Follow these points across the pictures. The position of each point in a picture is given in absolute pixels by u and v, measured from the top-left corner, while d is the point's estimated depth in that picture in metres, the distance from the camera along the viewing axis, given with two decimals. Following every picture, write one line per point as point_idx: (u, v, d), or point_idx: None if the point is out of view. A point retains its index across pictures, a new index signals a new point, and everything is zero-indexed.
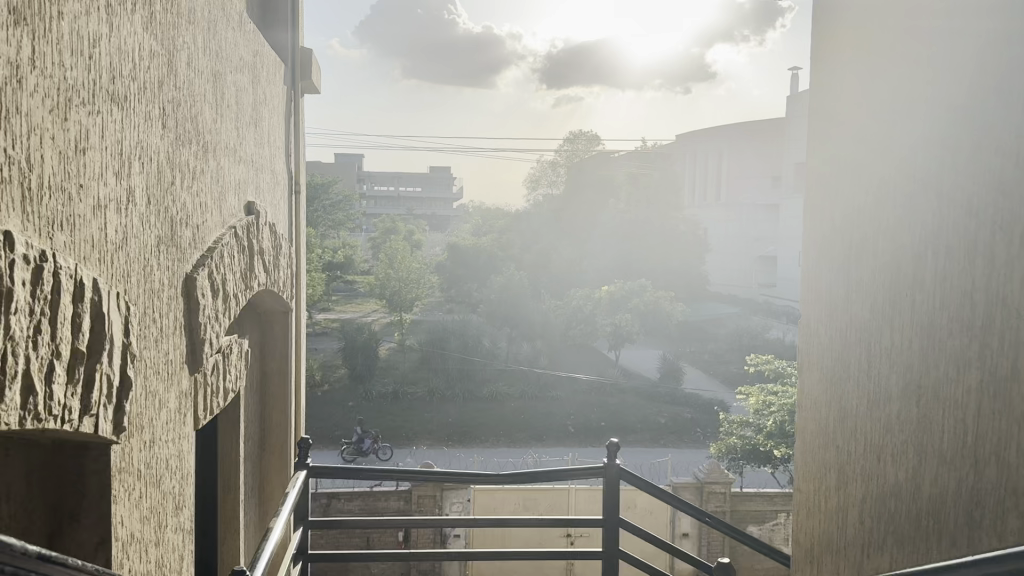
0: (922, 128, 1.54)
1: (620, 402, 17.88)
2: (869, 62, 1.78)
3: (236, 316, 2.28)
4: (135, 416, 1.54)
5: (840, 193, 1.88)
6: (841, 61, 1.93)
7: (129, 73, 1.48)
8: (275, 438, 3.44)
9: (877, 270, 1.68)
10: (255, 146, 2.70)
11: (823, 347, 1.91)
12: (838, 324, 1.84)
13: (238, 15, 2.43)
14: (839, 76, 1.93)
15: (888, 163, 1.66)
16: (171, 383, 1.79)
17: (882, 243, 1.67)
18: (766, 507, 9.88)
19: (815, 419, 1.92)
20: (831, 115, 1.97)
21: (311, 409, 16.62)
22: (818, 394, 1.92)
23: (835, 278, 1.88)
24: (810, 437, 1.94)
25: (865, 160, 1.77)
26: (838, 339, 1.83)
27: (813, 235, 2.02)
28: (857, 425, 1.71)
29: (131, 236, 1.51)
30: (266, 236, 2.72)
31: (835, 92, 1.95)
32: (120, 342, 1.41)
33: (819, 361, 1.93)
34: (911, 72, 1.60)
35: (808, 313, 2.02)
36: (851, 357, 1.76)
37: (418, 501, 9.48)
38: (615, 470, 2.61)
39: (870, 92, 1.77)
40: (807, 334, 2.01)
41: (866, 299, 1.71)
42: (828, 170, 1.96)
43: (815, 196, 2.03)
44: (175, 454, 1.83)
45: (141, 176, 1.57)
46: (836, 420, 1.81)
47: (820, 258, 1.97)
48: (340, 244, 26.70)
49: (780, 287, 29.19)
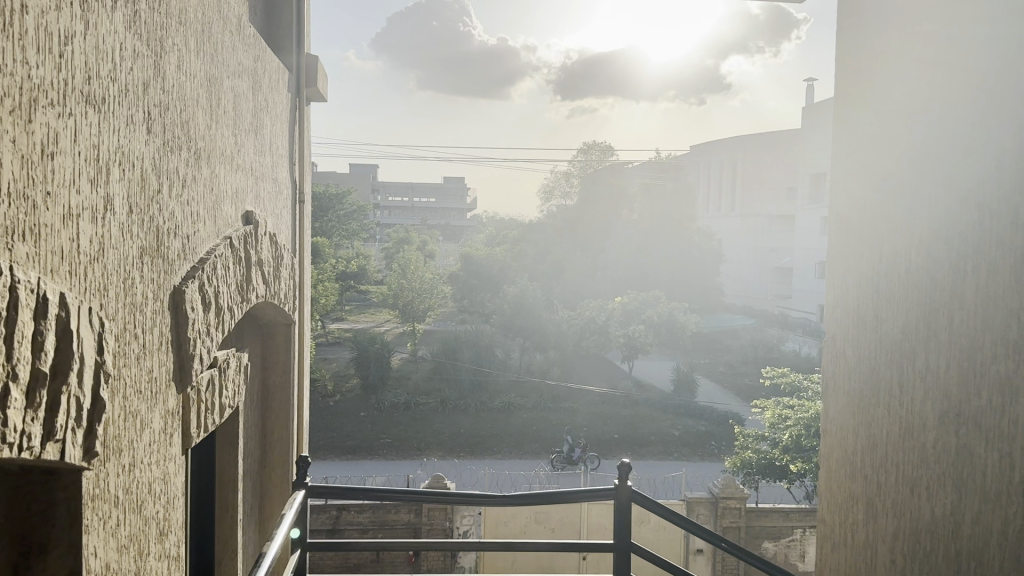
0: (960, 137, 1.44)
1: (634, 414, 17.69)
2: (896, 68, 1.68)
3: (229, 330, 2.19)
4: (112, 438, 1.45)
5: (866, 207, 1.77)
6: (868, 65, 1.81)
7: (108, 73, 1.40)
8: (276, 453, 3.33)
9: (908, 289, 1.58)
10: (255, 154, 2.62)
11: (848, 369, 1.79)
12: (866, 344, 1.72)
13: (237, 18, 2.35)
14: (863, 84, 1.83)
15: (921, 174, 1.55)
16: (156, 402, 1.70)
17: (915, 258, 1.56)
18: (782, 523, 9.66)
19: (842, 445, 1.80)
20: (854, 122, 1.86)
21: (323, 418, 16.57)
22: (844, 420, 1.80)
23: (862, 295, 1.76)
24: (835, 464, 1.83)
25: (894, 172, 1.66)
26: (866, 360, 1.72)
27: (836, 249, 1.91)
28: (887, 457, 1.60)
29: (109, 247, 1.42)
30: (265, 246, 2.63)
31: (858, 101, 1.85)
32: (93, 360, 1.32)
33: (845, 386, 1.81)
34: (943, 80, 1.50)
35: (830, 332, 1.91)
36: (881, 380, 1.65)
37: (429, 514, 9.30)
38: (627, 492, 2.47)
39: (897, 101, 1.67)
40: (830, 354, 1.90)
41: (897, 318, 1.60)
42: (852, 183, 1.85)
43: (837, 209, 1.92)
44: (160, 477, 1.74)
45: (122, 182, 1.48)
46: (865, 448, 1.69)
47: (845, 274, 1.86)
48: (354, 254, 26.74)
49: (796, 299, 28.89)
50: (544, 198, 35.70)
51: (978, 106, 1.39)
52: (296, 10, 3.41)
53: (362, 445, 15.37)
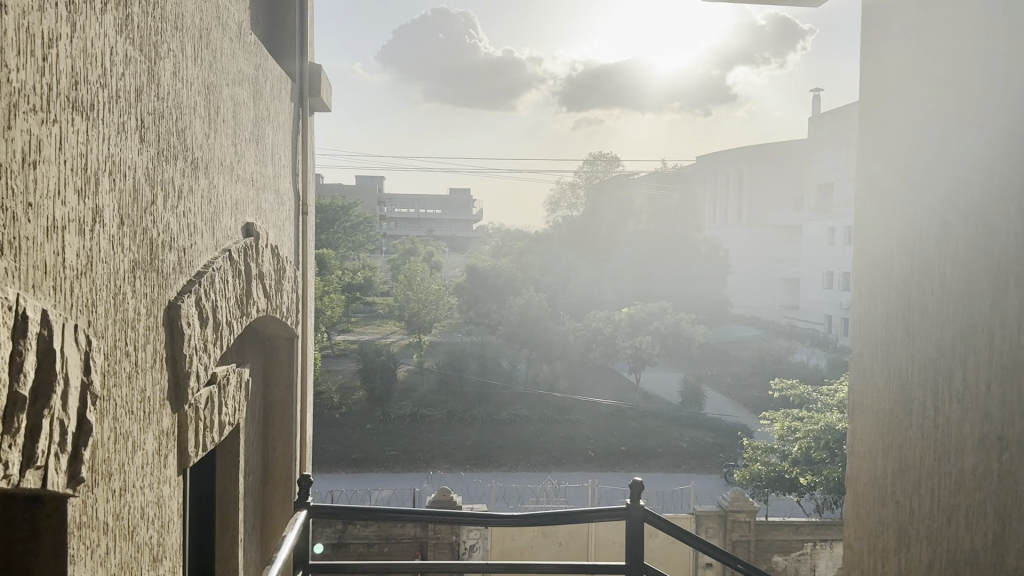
0: (995, 153, 1.39)
1: (641, 426, 17.53)
2: (920, 78, 1.64)
3: (228, 345, 2.12)
4: (100, 461, 1.38)
5: (888, 221, 1.73)
6: (892, 75, 1.76)
7: (97, 78, 1.33)
8: (279, 470, 3.25)
9: (939, 306, 1.52)
10: (256, 164, 2.55)
11: (876, 389, 1.73)
12: (894, 363, 1.66)
13: (237, 25, 2.29)
14: (884, 94, 1.79)
15: (953, 188, 1.50)
16: (149, 423, 1.63)
17: (948, 271, 1.50)
18: (793, 537, 9.49)
19: (869, 469, 1.73)
20: (877, 131, 1.80)
21: (328, 431, 16.46)
22: (871, 440, 1.74)
23: (889, 311, 1.70)
24: (862, 486, 1.76)
25: (923, 184, 1.60)
26: (895, 380, 1.66)
27: (858, 264, 1.86)
28: (921, 482, 1.53)
29: (97, 261, 1.35)
30: (266, 258, 2.56)
31: (877, 113, 1.80)
32: (78, 382, 1.25)
33: (871, 407, 1.75)
34: (973, 91, 1.46)
35: (855, 350, 1.85)
36: (911, 401, 1.59)
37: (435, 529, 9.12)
38: (639, 512, 2.38)
39: (921, 111, 1.63)
40: (856, 373, 1.83)
41: (929, 335, 1.54)
42: (875, 197, 1.80)
43: (859, 222, 1.87)
44: (154, 502, 1.67)
45: (112, 192, 1.41)
46: (896, 471, 1.63)
47: (870, 290, 1.80)
48: (360, 266, 26.72)
49: (804, 310, 28.70)
50: (550, 210, 35.65)
51: (1009, 116, 1.36)
52: (297, 17, 3.35)
53: (368, 458, 15.25)
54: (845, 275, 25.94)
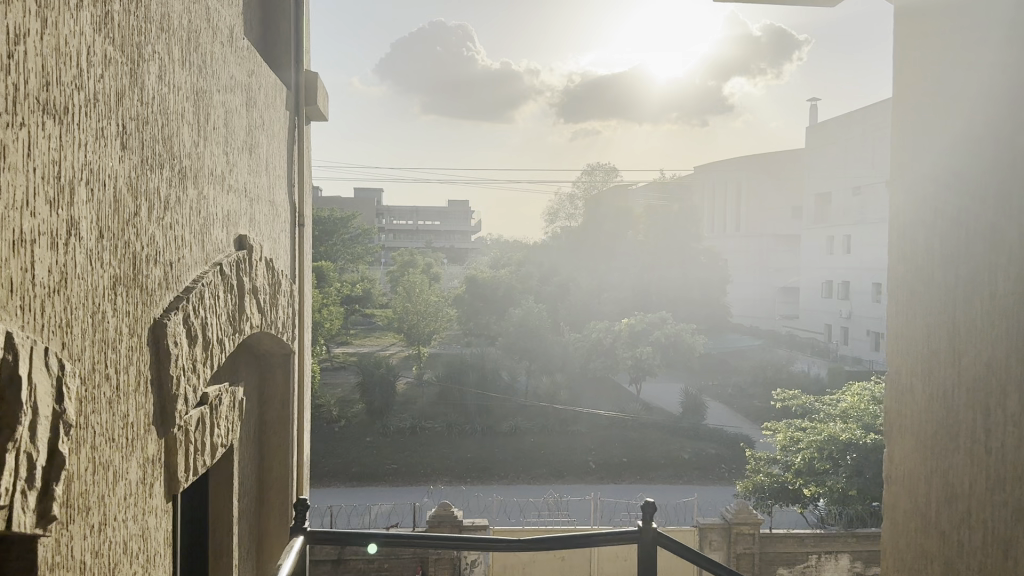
0: None
1: (642, 437, 17.38)
2: (966, 92, 1.63)
3: (219, 364, 2.01)
4: (77, 496, 1.27)
5: (932, 239, 1.73)
6: (936, 87, 1.75)
7: (71, 81, 1.23)
8: (273, 493, 3.13)
9: (990, 325, 1.51)
10: (249, 174, 2.44)
11: (920, 411, 1.73)
12: (941, 382, 1.65)
13: (228, 30, 2.20)
14: (921, 109, 1.79)
15: (1002, 207, 1.50)
16: (131, 451, 1.51)
17: (998, 292, 1.49)
18: (797, 549, 9.34)
19: (914, 492, 1.76)
20: (921, 145, 1.79)
21: (327, 444, 16.29)
22: (915, 460, 1.74)
23: (935, 330, 1.70)
24: (908, 507, 1.76)
25: (970, 202, 1.60)
26: (939, 401, 1.65)
27: (895, 283, 1.89)
28: (972, 512, 1.53)
29: (73, 276, 1.25)
30: (261, 272, 2.46)
31: (920, 126, 1.79)
32: (48, 411, 1.14)
33: (913, 430, 1.77)
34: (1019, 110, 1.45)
35: (895, 367, 1.85)
36: (960, 425, 1.58)
37: (435, 563, 8.96)
38: (651, 536, 2.26)
39: (968, 125, 1.62)
40: (899, 390, 1.83)
41: (976, 353, 1.54)
42: (918, 213, 1.79)
43: (897, 238, 1.88)
44: (138, 534, 1.56)
45: (90, 203, 1.31)
46: (946, 496, 1.62)
47: (914, 307, 1.79)
48: (358, 278, 26.61)
49: (804, 320, 28.59)
50: (548, 220, 35.56)
51: None
52: (293, 24, 3.26)
53: (368, 471, 15.09)
54: (844, 284, 25.83)
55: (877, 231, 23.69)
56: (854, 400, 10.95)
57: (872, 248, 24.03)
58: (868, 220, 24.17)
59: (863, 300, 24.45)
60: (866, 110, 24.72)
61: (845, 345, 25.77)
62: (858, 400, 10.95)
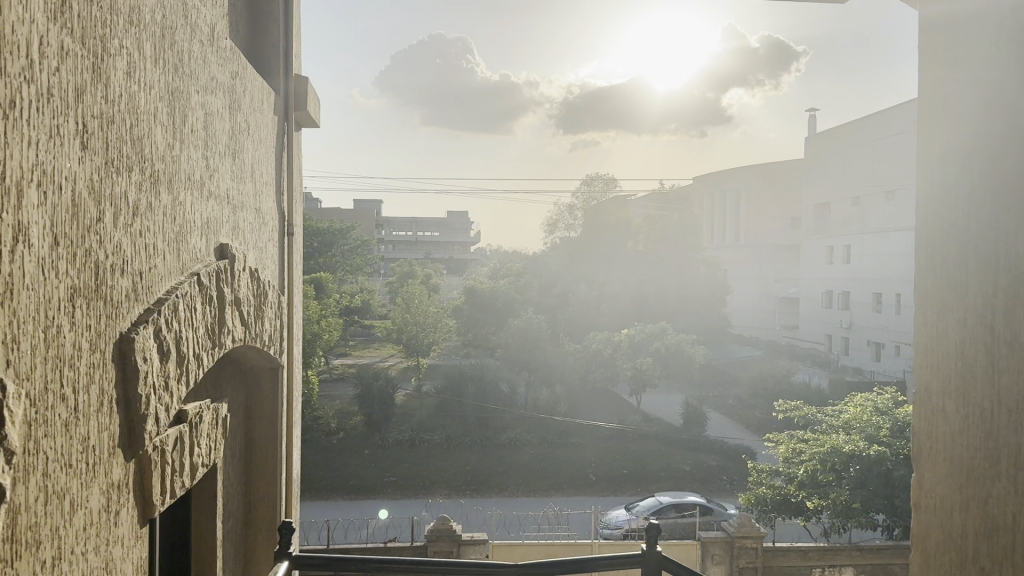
0: None
1: (642, 449, 17.21)
2: (1006, 87, 1.54)
3: (195, 380, 1.89)
4: (23, 535, 1.15)
5: (966, 249, 1.64)
6: (971, 84, 1.66)
7: (17, 71, 1.12)
8: (261, 515, 3.00)
9: None
10: (231, 181, 2.32)
11: (956, 433, 1.63)
12: (982, 399, 1.55)
13: (209, 28, 2.09)
14: (955, 107, 1.70)
15: None
16: (93, 478, 1.39)
17: None
18: (800, 563, 9.17)
19: (948, 518, 1.67)
20: (955, 145, 1.70)
21: (326, 458, 16.10)
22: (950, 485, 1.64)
23: (971, 344, 1.60)
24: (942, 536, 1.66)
25: (1013, 209, 1.50)
26: (980, 420, 1.56)
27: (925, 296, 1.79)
28: (1016, 544, 1.43)
29: (19, 289, 1.13)
30: (245, 283, 2.35)
31: (954, 126, 1.70)
32: None
33: (946, 451, 1.67)
34: None
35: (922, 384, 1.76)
36: (1002, 446, 1.48)
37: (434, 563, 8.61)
38: (655, 560, 2.13)
39: (1007, 126, 1.53)
40: (933, 408, 1.73)
41: (1017, 369, 1.44)
42: (952, 220, 1.70)
43: (927, 247, 1.79)
44: (99, 568, 1.44)
45: (41, 207, 1.20)
46: (987, 525, 1.52)
47: (946, 320, 1.70)
48: (357, 290, 26.48)
49: (805, 330, 28.48)
50: (547, 231, 35.48)
51: None
52: (282, 25, 3.16)
53: (366, 485, 14.90)
54: (844, 294, 25.73)
55: (877, 241, 23.61)
56: (856, 411, 10.78)
57: (872, 258, 23.92)
58: (869, 230, 24.07)
59: (863, 310, 24.35)
60: (865, 119, 24.67)
61: (846, 355, 25.65)
62: (861, 411, 10.78)
